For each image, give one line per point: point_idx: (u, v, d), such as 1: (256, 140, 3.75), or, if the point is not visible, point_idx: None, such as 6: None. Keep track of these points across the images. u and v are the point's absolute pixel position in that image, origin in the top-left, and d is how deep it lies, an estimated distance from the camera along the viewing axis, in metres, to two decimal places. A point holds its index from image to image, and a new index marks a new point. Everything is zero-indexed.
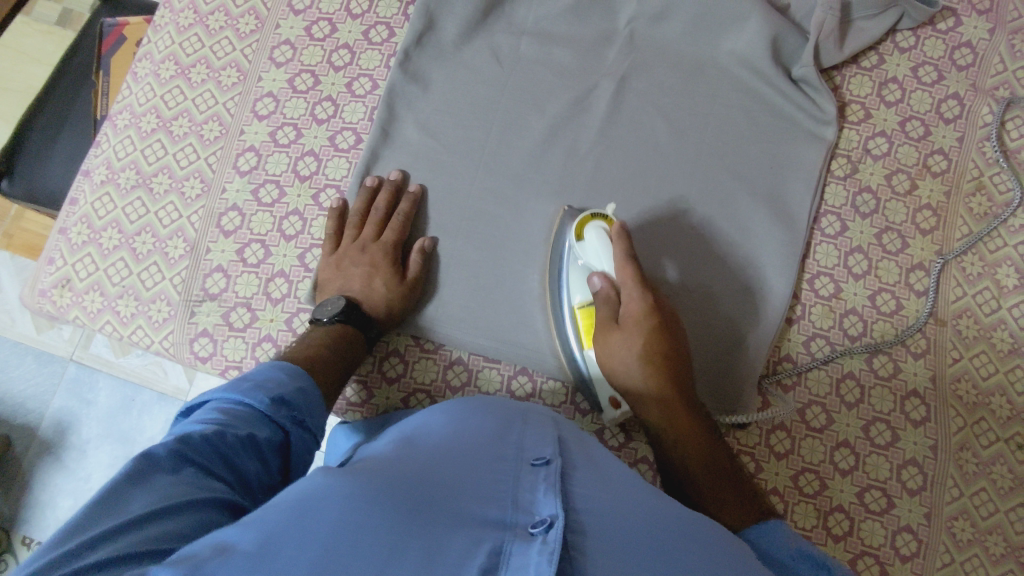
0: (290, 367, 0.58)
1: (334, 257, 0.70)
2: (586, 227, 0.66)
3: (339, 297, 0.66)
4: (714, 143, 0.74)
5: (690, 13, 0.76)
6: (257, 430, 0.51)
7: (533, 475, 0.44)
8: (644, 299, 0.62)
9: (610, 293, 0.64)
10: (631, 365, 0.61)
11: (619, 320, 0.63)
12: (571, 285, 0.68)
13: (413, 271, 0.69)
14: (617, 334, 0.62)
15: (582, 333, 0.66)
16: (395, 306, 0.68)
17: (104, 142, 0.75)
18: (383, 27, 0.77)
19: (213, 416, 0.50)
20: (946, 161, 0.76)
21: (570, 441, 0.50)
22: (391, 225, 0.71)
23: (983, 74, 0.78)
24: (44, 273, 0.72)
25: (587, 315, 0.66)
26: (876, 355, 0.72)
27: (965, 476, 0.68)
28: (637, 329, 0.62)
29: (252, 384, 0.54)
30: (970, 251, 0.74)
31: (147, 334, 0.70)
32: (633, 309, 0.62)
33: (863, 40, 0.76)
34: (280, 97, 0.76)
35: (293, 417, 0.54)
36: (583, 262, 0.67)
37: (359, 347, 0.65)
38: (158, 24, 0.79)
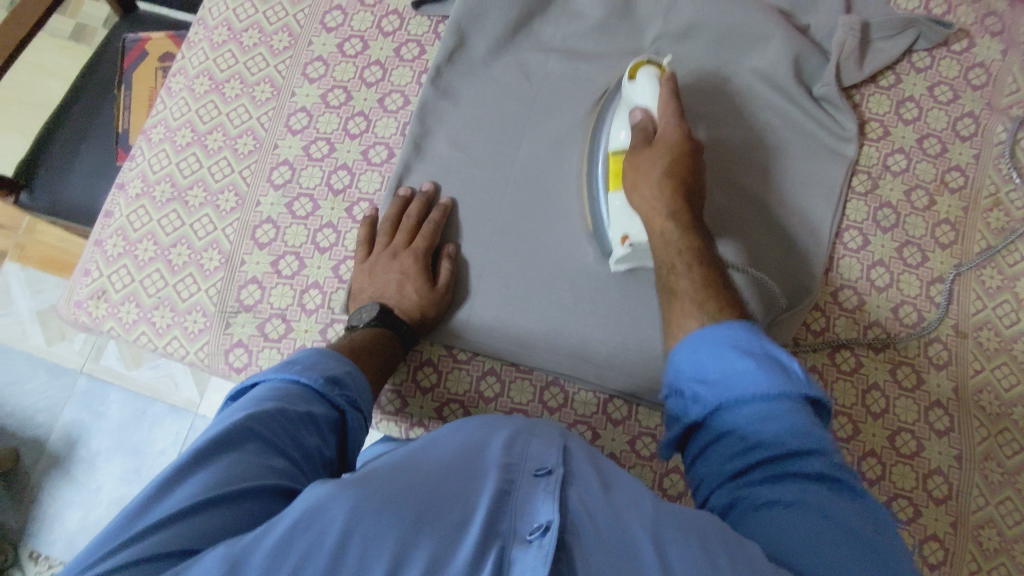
0: (335, 353, 0.60)
1: (366, 264, 0.70)
2: (637, 71, 0.68)
3: (373, 303, 0.67)
4: (754, 135, 0.76)
5: (714, 32, 0.78)
6: (312, 408, 0.53)
7: (534, 485, 0.43)
8: (680, 123, 0.64)
9: (647, 126, 0.65)
10: (653, 172, 0.62)
11: (652, 141, 0.65)
12: (615, 128, 0.70)
13: (443, 278, 0.70)
14: (646, 154, 0.64)
15: (610, 175, 0.69)
16: (426, 312, 0.69)
17: (139, 155, 0.76)
18: (414, 45, 0.79)
19: (271, 394, 0.53)
20: (964, 178, 0.78)
21: (577, 449, 0.48)
22: (421, 231, 0.71)
23: (997, 94, 0.80)
24: (80, 284, 0.73)
25: (617, 159, 0.68)
26: (899, 366, 0.73)
27: (989, 485, 0.70)
28: (667, 145, 0.63)
29: (303, 366, 0.57)
30: (989, 265, 0.76)
31: (182, 344, 0.71)
32: (667, 132, 0.64)
33: (881, 60, 0.78)
34: (313, 112, 0.77)
35: (347, 396, 0.57)
36: (629, 101, 0.69)
37: (395, 350, 0.66)
38: (192, 40, 0.80)
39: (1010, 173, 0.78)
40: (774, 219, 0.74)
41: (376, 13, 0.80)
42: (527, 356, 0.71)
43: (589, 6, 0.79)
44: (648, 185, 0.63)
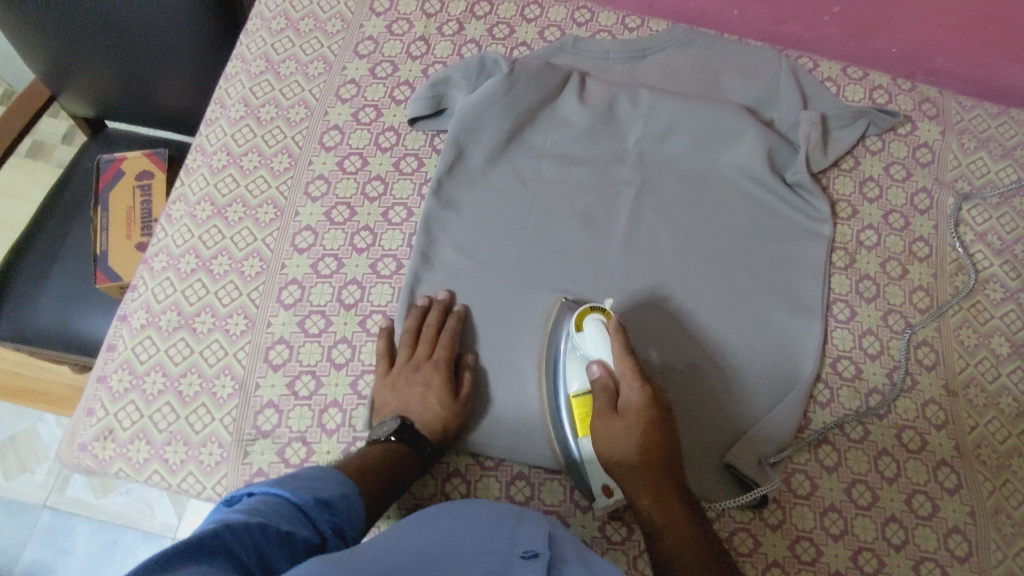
0: (338, 474, 0.58)
1: (388, 378, 0.71)
2: (585, 319, 0.69)
3: (394, 417, 0.67)
4: (696, 278, 0.79)
5: (690, 131, 0.84)
6: (296, 529, 0.49)
7: (524, 566, 0.45)
8: (644, 389, 0.64)
9: (608, 384, 0.66)
10: (629, 447, 0.63)
11: (618, 409, 0.65)
12: (567, 373, 0.70)
13: (465, 388, 0.70)
14: (618, 424, 0.64)
15: (577, 422, 0.68)
16: (450, 423, 0.68)
17: (142, 285, 0.77)
18: (412, 158, 0.84)
19: (260, 508, 0.49)
20: (928, 247, 0.85)
21: (560, 538, 0.52)
22: (440, 340, 0.72)
23: (943, 169, 0.89)
24: (83, 425, 0.71)
25: (582, 404, 0.68)
26: (904, 430, 0.77)
27: (1005, 538, 0.73)
28: (637, 418, 0.63)
29: (300, 483, 0.54)
30: (965, 325, 0.82)
31: (198, 480, 0.68)
32: (632, 400, 0.64)
33: (841, 147, 0.86)
34: (318, 230, 0.79)
35: (333, 523, 0.53)
36: (582, 352, 0.70)
37: (410, 466, 0.65)
38: (191, 167, 0.83)
39: (953, 243, 0.85)
40: (757, 319, 0.78)
41: (373, 131, 0.85)
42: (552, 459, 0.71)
43: (574, 114, 0.85)
44: (623, 455, 0.63)
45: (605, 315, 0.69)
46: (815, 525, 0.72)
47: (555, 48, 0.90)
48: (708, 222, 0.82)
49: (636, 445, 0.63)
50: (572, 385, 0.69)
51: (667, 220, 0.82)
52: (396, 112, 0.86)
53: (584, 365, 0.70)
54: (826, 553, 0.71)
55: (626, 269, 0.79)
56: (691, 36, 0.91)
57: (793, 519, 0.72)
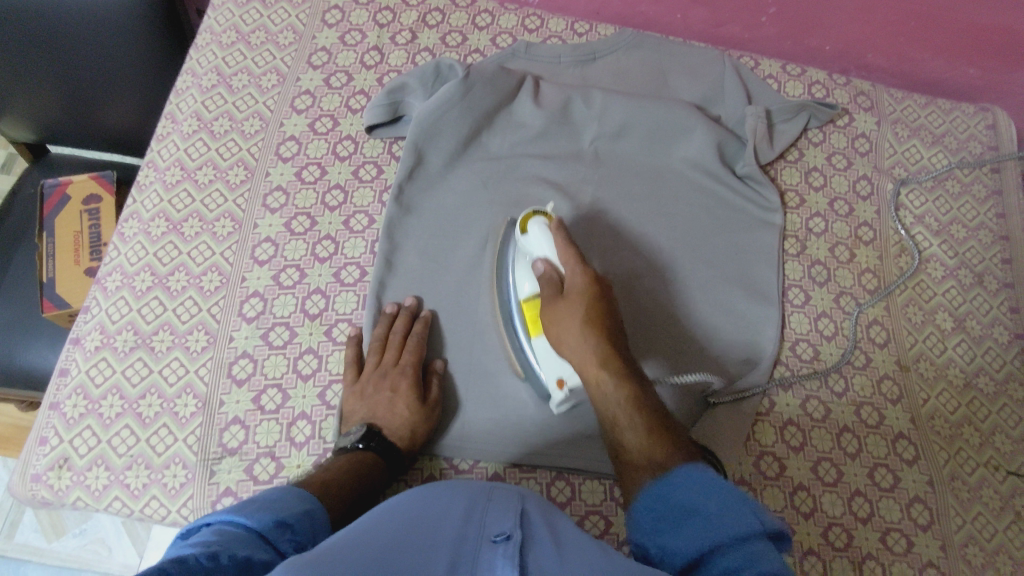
0: (299, 492, 0.55)
1: (356, 384, 0.70)
2: (529, 223, 0.71)
3: (361, 424, 0.66)
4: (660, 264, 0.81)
5: (643, 130, 0.86)
6: (260, 553, 0.44)
7: (493, 552, 0.44)
8: (586, 270, 0.66)
9: (552, 275, 0.67)
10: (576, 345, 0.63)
11: (563, 292, 0.66)
12: (519, 279, 0.72)
13: (434, 394, 0.70)
14: (562, 304, 0.65)
15: (527, 324, 0.70)
16: (418, 430, 0.68)
17: (95, 307, 0.74)
18: (371, 166, 0.84)
19: (216, 537, 0.44)
20: (872, 231, 0.89)
21: (534, 513, 0.51)
22: (409, 347, 0.71)
23: (880, 158, 0.94)
24: (36, 456, 0.67)
25: (531, 307, 0.70)
26: (862, 406, 0.79)
27: (961, 503, 0.76)
28: (581, 298, 0.64)
29: (259, 506, 0.50)
30: (911, 303, 0.85)
31: (162, 504, 0.66)
32: (576, 282, 0.66)
33: (786, 139, 0.90)
34: (278, 241, 0.78)
35: (296, 542, 0.49)
36: (525, 251, 0.72)
37: (378, 475, 0.64)
38: (142, 183, 0.81)
39: (895, 225, 0.90)
40: (716, 304, 0.81)
41: (330, 140, 0.85)
42: (523, 457, 0.70)
43: (530, 117, 0.86)
44: (573, 337, 0.63)
45: (547, 219, 0.71)
46: (786, 505, 0.74)
47: (507, 53, 0.92)
48: (668, 214, 0.84)
49: (583, 326, 0.62)
50: (523, 289, 0.71)
51: (626, 215, 0.83)
52: (353, 121, 0.86)
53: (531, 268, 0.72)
54: (799, 532, 0.73)
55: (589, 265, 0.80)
56: (638, 39, 0.94)
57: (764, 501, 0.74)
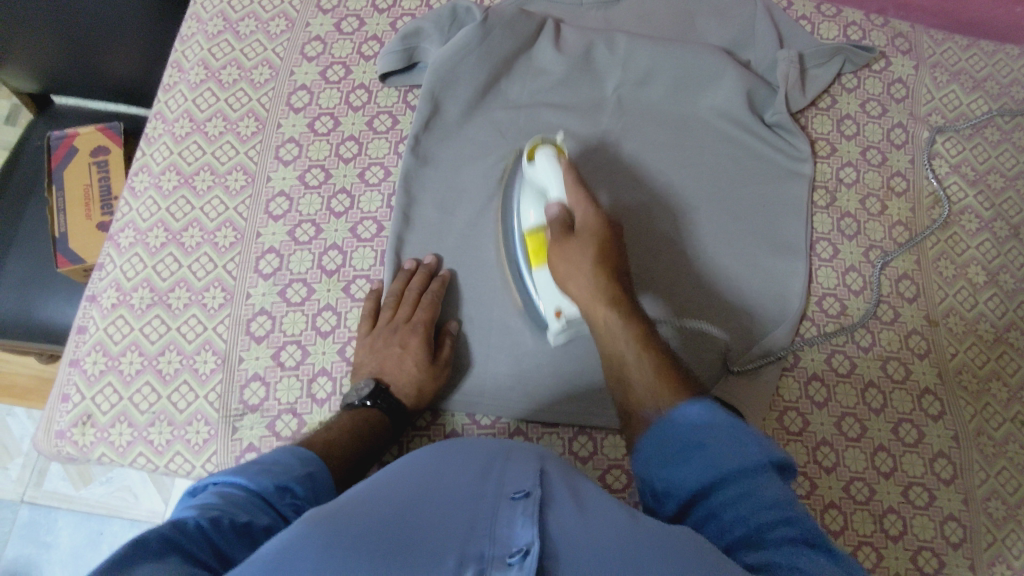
0: (301, 451, 0.56)
1: (369, 338, 0.69)
2: (536, 153, 0.69)
3: (368, 379, 0.66)
4: (678, 217, 0.79)
5: (669, 76, 0.82)
6: (255, 518, 0.45)
7: (512, 507, 0.43)
8: (598, 212, 0.65)
9: (563, 215, 0.65)
10: (583, 274, 0.62)
11: (574, 233, 0.64)
12: (523, 209, 0.71)
13: (445, 352, 0.69)
14: (574, 245, 0.63)
15: (530, 254, 0.69)
16: (425, 388, 0.67)
17: (110, 263, 0.73)
18: (386, 116, 0.80)
19: (212, 500, 0.46)
20: (906, 182, 0.86)
21: (553, 473, 0.50)
22: (423, 304, 0.70)
23: (917, 104, 0.89)
24: (59, 412, 0.68)
25: (535, 238, 0.69)
26: (889, 361, 0.77)
27: (986, 458, 0.75)
28: (593, 234, 0.63)
29: (260, 468, 0.51)
30: (943, 256, 0.83)
31: (187, 459, 0.66)
32: (589, 222, 0.64)
33: (819, 85, 0.86)
34: (292, 194, 0.76)
35: (297, 505, 0.50)
36: (535, 185, 0.70)
37: (383, 432, 0.64)
38: (151, 136, 0.79)
39: (927, 175, 0.86)
40: (740, 258, 0.78)
41: (343, 88, 0.81)
42: (544, 412, 0.70)
43: (550, 62, 0.82)
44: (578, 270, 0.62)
45: (556, 149, 0.68)
46: (807, 460, 0.73)
47: None
48: (692, 166, 0.81)
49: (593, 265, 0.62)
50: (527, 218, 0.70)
51: (650, 165, 0.80)
52: (367, 69, 0.83)
53: (539, 200, 0.70)
54: (820, 486, 0.72)
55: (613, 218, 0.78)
56: None
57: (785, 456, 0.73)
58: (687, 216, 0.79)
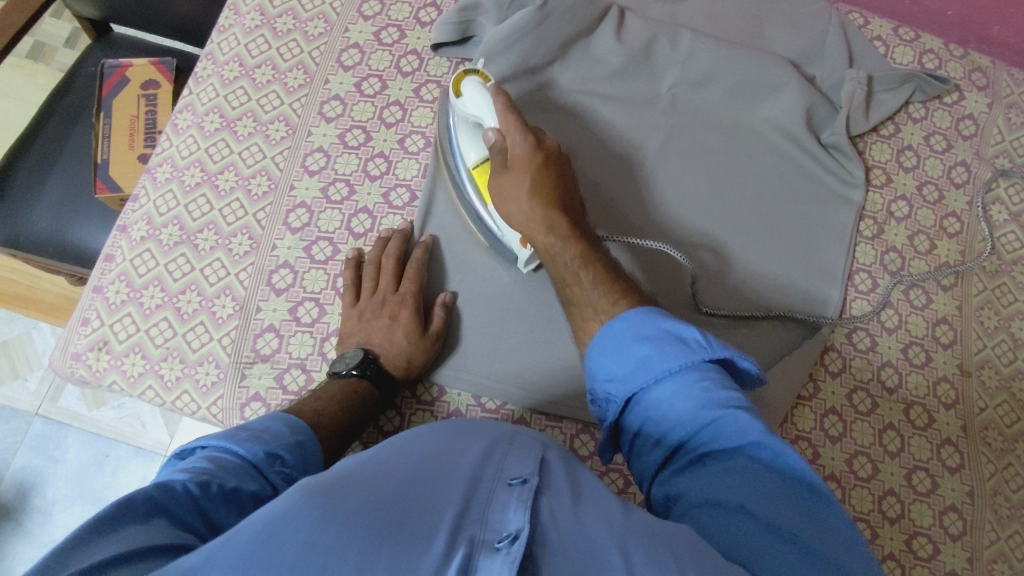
0: (291, 420, 0.56)
1: (354, 311, 0.68)
2: (463, 84, 0.69)
3: (357, 348, 0.65)
4: (714, 226, 0.76)
5: (729, 82, 0.80)
6: (242, 484, 0.46)
7: (507, 493, 0.43)
8: (528, 141, 0.64)
9: (500, 143, 0.65)
10: (521, 201, 0.63)
11: (508, 165, 0.64)
12: (465, 148, 0.70)
13: (436, 326, 0.67)
14: (510, 178, 0.64)
15: (480, 189, 0.69)
16: (415, 360, 0.66)
17: (144, 196, 0.74)
18: (434, 85, 0.79)
19: (200, 464, 0.47)
20: (959, 224, 0.82)
21: (554, 462, 0.50)
22: (409, 274, 0.69)
23: (985, 144, 0.85)
24: (78, 335, 0.69)
25: (481, 173, 0.69)
26: (912, 406, 0.75)
27: (1000, 519, 0.71)
28: (524, 167, 0.63)
29: (250, 435, 0.51)
30: (987, 306, 0.79)
31: (193, 399, 0.67)
32: (518, 153, 0.64)
33: (884, 111, 0.82)
34: (330, 152, 0.76)
35: (284, 474, 0.50)
36: (468, 119, 0.70)
37: (372, 403, 0.63)
38: (201, 75, 0.79)
39: (983, 220, 0.82)
40: (774, 281, 0.76)
41: (395, 52, 0.81)
42: (551, 404, 0.68)
43: (608, 52, 0.80)
44: (514, 201, 0.63)
45: (482, 79, 0.69)
46: None
47: None
48: (738, 176, 0.78)
49: (523, 188, 0.63)
50: (469, 157, 0.69)
51: (694, 171, 0.78)
52: (421, 35, 0.81)
53: (476, 136, 0.69)
54: None
55: (646, 221, 0.76)
56: None
57: None
58: (722, 229, 0.76)
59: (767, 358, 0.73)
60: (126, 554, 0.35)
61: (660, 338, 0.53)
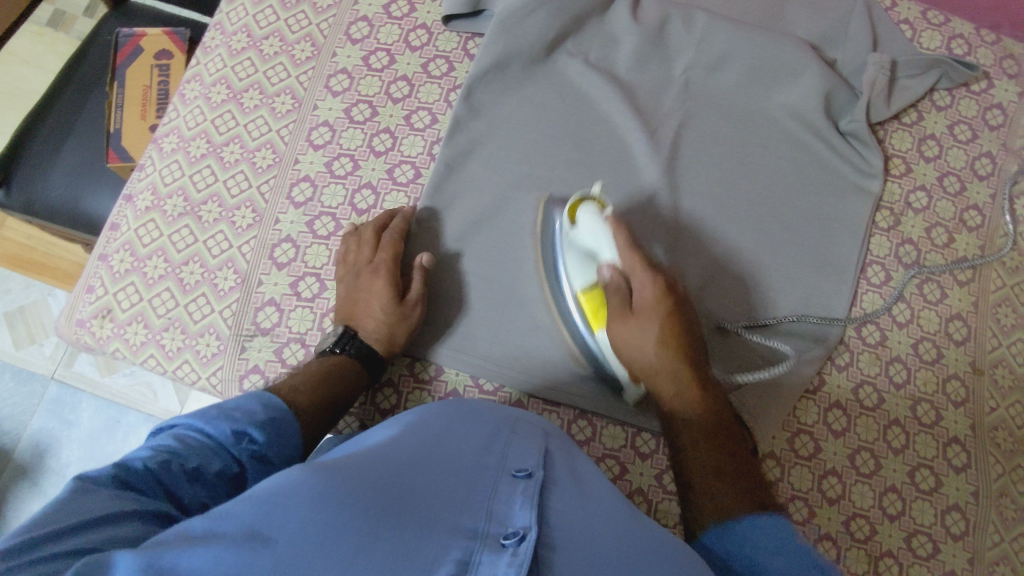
0: (266, 395, 0.55)
1: (342, 283, 0.68)
2: (579, 210, 0.66)
3: (338, 326, 0.65)
4: (726, 216, 0.74)
5: (746, 65, 0.78)
6: (206, 462, 0.48)
7: (514, 486, 0.43)
8: (656, 281, 0.61)
9: (620, 284, 0.62)
10: (647, 350, 0.60)
11: (635, 308, 0.61)
12: (570, 272, 0.66)
13: (414, 290, 0.66)
14: (631, 323, 0.60)
15: (588, 318, 0.65)
16: (396, 329, 0.65)
17: (150, 166, 0.74)
18: (443, 61, 0.78)
19: (166, 444, 0.49)
20: (981, 217, 0.79)
21: (556, 454, 0.50)
22: (386, 243, 0.68)
23: (1012, 135, 0.82)
24: (83, 302, 0.70)
25: (592, 298, 0.64)
26: (919, 402, 0.73)
27: (1005, 521, 0.70)
28: (654, 316, 0.60)
29: (221, 412, 0.52)
30: (1005, 303, 0.76)
31: (193, 369, 0.67)
32: (646, 296, 0.61)
33: (907, 98, 0.80)
34: (336, 126, 0.75)
35: (254, 451, 0.51)
36: (578, 246, 0.66)
37: (356, 379, 0.63)
38: (208, 45, 0.79)
39: (1006, 211, 0.79)
40: (785, 275, 0.74)
41: (404, 26, 0.79)
42: (549, 390, 0.68)
43: (623, 31, 0.78)
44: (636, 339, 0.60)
45: (598, 205, 0.67)
46: (812, 487, 0.70)
47: None
48: (754, 166, 0.76)
49: (659, 339, 0.59)
50: (576, 281, 0.65)
51: (706, 155, 0.76)
52: (431, 9, 0.80)
53: (585, 261, 0.66)
54: (818, 516, 0.69)
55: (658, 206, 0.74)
56: None
57: (790, 479, 0.70)
58: (734, 220, 0.74)
59: (771, 357, 0.71)
60: (94, 518, 0.38)
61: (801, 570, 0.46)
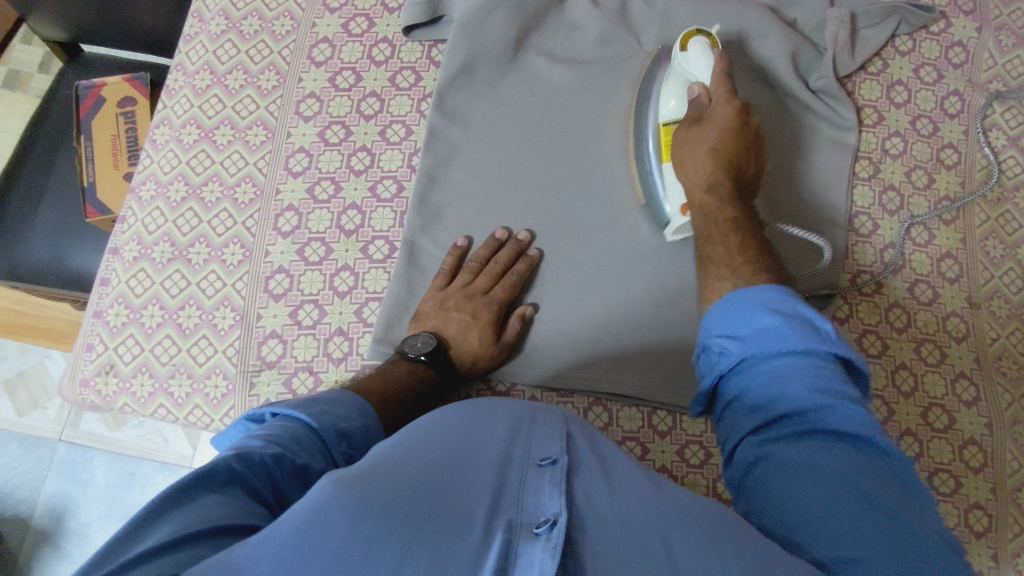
0: (361, 402, 0.56)
1: (440, 294, 0.68)
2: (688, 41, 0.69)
3: (430, 335, 0.64)
4: None
5: (709, 36, 0.78)
6: (311, 462, 0.47)
7: (540, 475, 0.43)
8: (735, 104, 0.65)
9: (700, 100, 0.67)
10: (699, 155, 0.64)
11: (701, 118, 0.66)
12: (662, 94, 0.71)
13: (509, 336, 0.66)
14: (696, 131, 0.65)
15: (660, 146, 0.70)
16: (480, 362, 0.66)
17: (131, 216, 0.74)
18: (409, 72, 0.78)
19: (277, 433, 0.48)
20: (957, 154, 0.80)
21: (577, 436, 0.49)
22: (506, 282, 0.68)
23: (977, 70, 0.83)
24: (84, 361, 0.69)
25: (667, 131, 0.70)
26: (923, 343, 0.74)
27: (1020, 447, 0.71)
28: (716, 122, 0.64)
29: (321, 409, 0.52)
30: (991, 235, 0.78)
31: (205, 412, 0.67)
32: (717, 109, 0.65)
33: (870, 47, 0.81)
34: (312, 151, 0.75)
35: (349, 455, 0.51)
36: (679, 74, 0.70)
37: (432, 391, 0.63)
38: (172, 88, 0.79)
39: (982, 145, 0.80)
40: (779, 238, 0.74)
41: (366, 42, 0.79)
42: (561, 381, 0.68)
43: (584, 17, 0.79)
44: (694, 160, 0.64)
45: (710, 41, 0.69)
46: None
47: None
48: None
49: (706, 155, 0.64)
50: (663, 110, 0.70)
51: None
52: (390, 21, 0.80)
53: (680, 90, 0.70)
54: None
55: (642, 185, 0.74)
56: None
57: None
58: None
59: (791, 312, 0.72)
60: (194, 531, 0.37)
61: (793, 317, 0.50)
